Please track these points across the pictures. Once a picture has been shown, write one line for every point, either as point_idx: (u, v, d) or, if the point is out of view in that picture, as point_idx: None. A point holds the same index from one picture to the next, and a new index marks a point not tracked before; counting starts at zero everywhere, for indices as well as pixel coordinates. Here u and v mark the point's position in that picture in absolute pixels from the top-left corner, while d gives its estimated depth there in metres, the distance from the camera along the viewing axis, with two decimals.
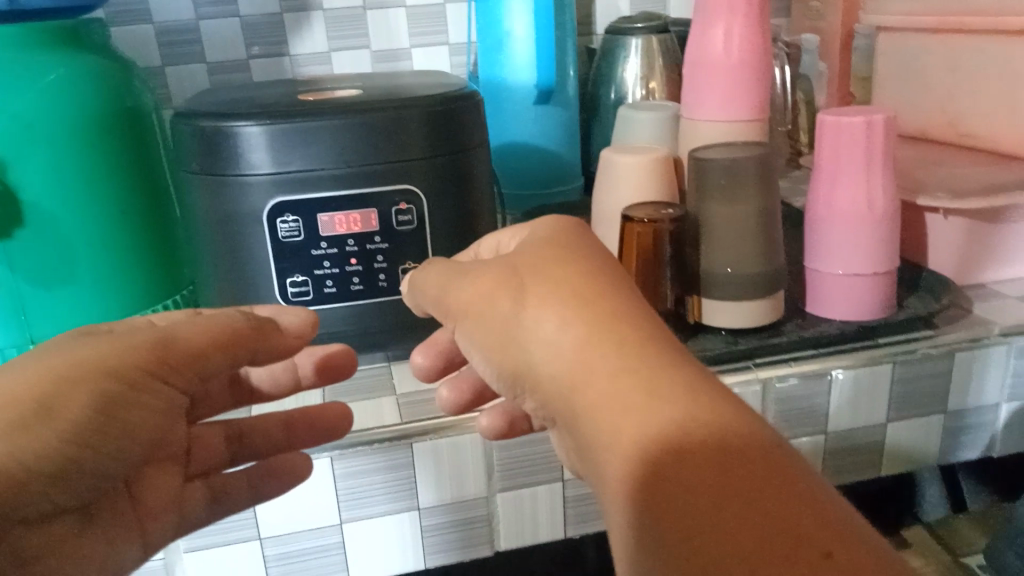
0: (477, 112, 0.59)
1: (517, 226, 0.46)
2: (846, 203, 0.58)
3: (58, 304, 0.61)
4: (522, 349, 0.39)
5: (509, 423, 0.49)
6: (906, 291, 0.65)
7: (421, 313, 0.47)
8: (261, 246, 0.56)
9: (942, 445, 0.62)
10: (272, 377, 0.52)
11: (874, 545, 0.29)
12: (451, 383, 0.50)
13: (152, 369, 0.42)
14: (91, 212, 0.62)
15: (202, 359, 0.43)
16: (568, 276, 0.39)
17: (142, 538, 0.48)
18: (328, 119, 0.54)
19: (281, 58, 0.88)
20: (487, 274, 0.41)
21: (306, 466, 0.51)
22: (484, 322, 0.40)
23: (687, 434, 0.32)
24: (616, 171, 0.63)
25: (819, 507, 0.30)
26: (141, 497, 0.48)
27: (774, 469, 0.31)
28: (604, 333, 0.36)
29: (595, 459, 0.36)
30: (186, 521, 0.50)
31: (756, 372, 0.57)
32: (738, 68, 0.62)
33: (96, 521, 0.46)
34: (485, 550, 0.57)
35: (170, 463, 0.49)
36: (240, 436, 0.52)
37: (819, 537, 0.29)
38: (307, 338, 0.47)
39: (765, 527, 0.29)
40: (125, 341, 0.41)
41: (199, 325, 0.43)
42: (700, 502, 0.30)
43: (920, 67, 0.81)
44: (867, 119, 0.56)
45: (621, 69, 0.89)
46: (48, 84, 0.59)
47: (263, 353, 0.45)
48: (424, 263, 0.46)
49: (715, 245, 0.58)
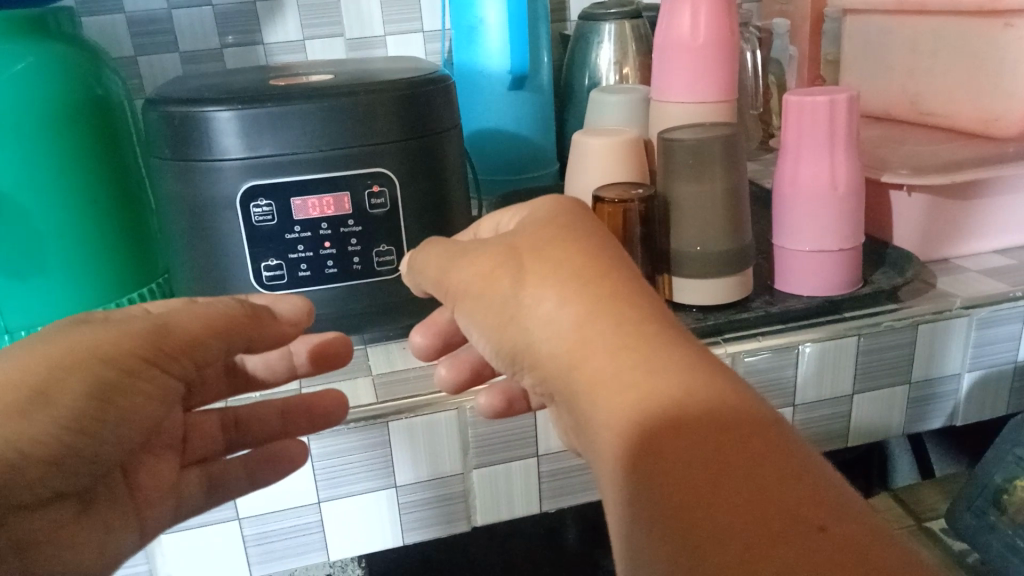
0: (447, 96, 0.60)
1: (517, 208, 0.46)
2: (812, 181, 0.59)
3: (32, 295, 0.62)
4: (521, 327, 0.39)
5: (508, 403, 0.50)
6: (872, 266, 0.66)
7: (417, 292, 0.47)
8: (235, 232, 0.57)
9: (907, 415, 0.64)
10: (268, 365, 0.52)
11: (865, 518, 0.30)
12: (449, 362, 0.51)
13: (148, 356, 0.42)
14: (63, 203, 0.62)
15: (199, 345, 0.43)
16: (561, 253, 0.39)
17: (139, 525, 0.49)
18: (300, 104, 0.54)
19: (254, 46, 0.88)
20: (486, 253, 0.41)
21: (293, 449, 0.51)
22: (483, 300, 0.40)
23: (686, 411, 0.33)
24: (587, 153, 0.64)
25: (814, 483, 0.31)
26: (139, 486, 0.49)
27: (771, 444, 0.32)
28: (604, 311, 0.37)
29: (592, 433, 0.36)
30: (183, 506, 0.51)
31: (725, 346, 0.59)
32: (705, 49, 0.63)
33: (94, 508, 0.46)
34: (462, 526, 0.58)
35: (167, 450, 0.50)
36: (236, 422, 0.53)
37: (812, 511, 0.30)
38: (303, 326, 0.47)
39: (761, 501, 0.30)
40: (122, 329, 0.41)
41: (197, 314, 0.43)
42: (697, 477, 0.31)
43: (886, 48, 0.83)
44: (830, 98, 0.57)
45: (595, 55, 0.90)
46: (16, 73, 0.59)
47: (260, 341, 0.45)
48: (422, 243, 0.45)
49: (682, 224, 0.59)
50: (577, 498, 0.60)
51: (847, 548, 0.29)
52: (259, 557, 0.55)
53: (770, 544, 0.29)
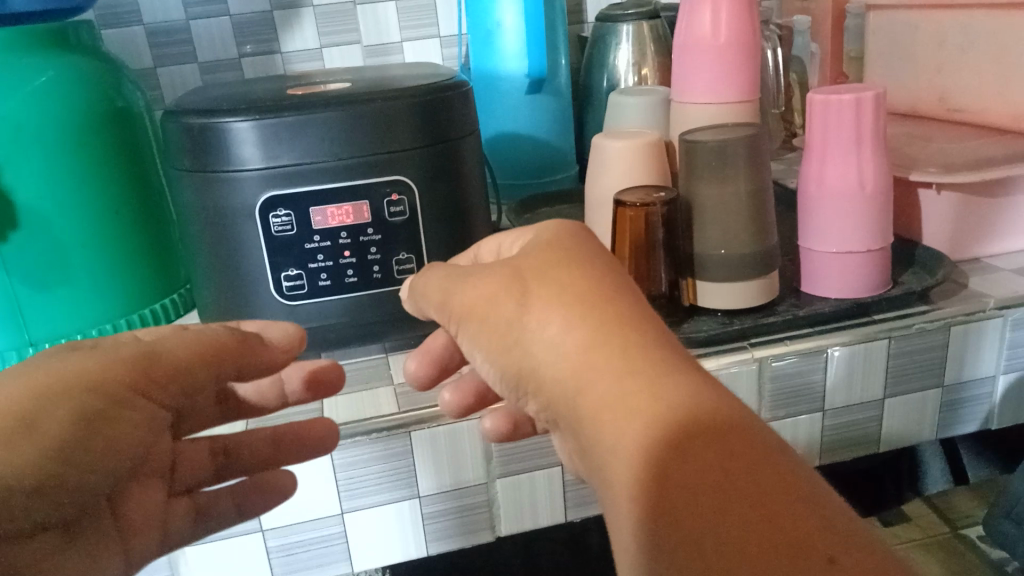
0: (464, 102, 0.60)
1: (520, 230, 0.45)
2: (839, 182, 0.58)
3: (55, 309, 0.62)
4: (526, 352, 0.38)
5: (514, 426, 0.50)
6: (901, 267, 0.65)
7: (421, 316, 0.46)
8: (254, 242, 0.56)
9: (941, 418, 0.62)
10: (259, 392, 0.51)
11: (880, 551, 0.30)
12: (453, 386, 0.50)
13: (136, 385, 0.43)
14: (86, 216, 0.62)
15: (188, 373, 0.44)
16: (575, 281, 0.39)
17: (126, 553, 0.47)
18: (318, 112, 0.54)
19: (272, 55, 0.89)
20: (491, 277, 0.40)
21: (290, 482, 0.51)
22: (488, 326, 0.39)
23: (692, 435, 0.32)
24: (607, 157, 0.63)
25: (823, 511, 0.30)
26: (126, 515, 0.47)
27: (781, 474, 0.31)
28: (605, 337, 0.36)
29: (598, 462, 0.36)
30: (170, 539, 0.49)
31: (751, 352, 0.58)
32: (726, 49, 0.62)
33: (79, 539, 0.45)
34: (486, 536, 0.57)
35: (156, 478, 0.49)
36: (226, 450, 0.52)
37: (823, 541, 0.29)
38: (294, 353, 0.46)
39: (771, 533, 0.29)
40: (110, 357, 0.42)
41: (187, 340, 0.44)
42: (703, 504, 0.31)
43: (911, 45, 0.81)
44: (856, 96, 0.56)
45: (613, 57, 0.89)
46: (37, 87, 0.60)
47: (249, 370, 0.45)
48: (423, 269, 0.45)
49: (705, 228, 0.58)
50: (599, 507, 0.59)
51: None
52: (282, 567, 0.55)
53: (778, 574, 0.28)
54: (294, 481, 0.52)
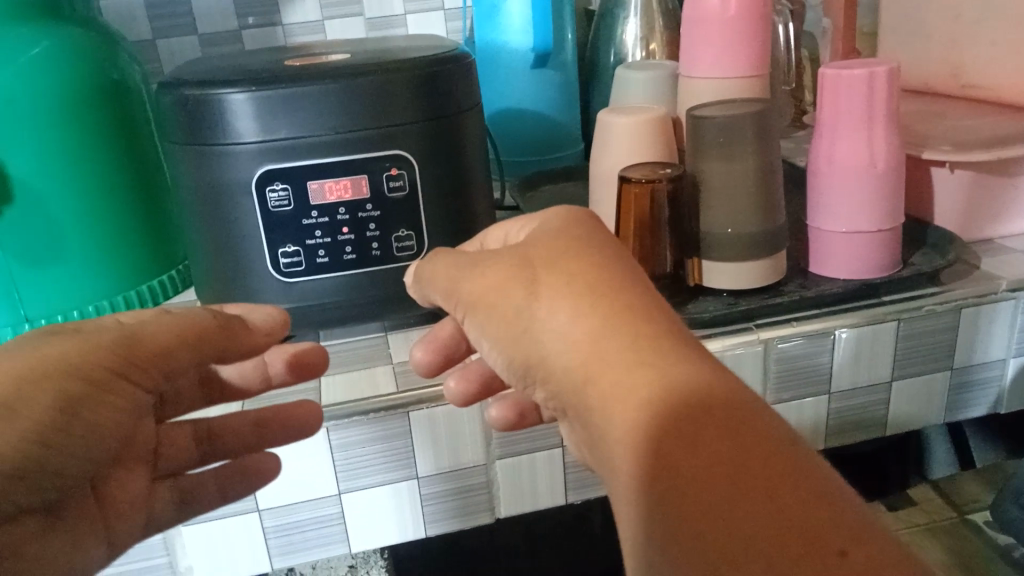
0: (467, 75, 0.58)
1: (525, 217, 0.44)
2: (850, 158, 0.56)
3: (49, 287, 0.61)
4: (535, 341, 0.37)
5: (519, 415, 0.49)
6: (912, 247, 0.64)
7: (424, 302, 0.46)
8: (250, 218, 0.55)
9: (949, 401, 0.61)
10: (242, 375, 0.50)
11: (893, 544, 0.29)
12: (459, 374, 0.49)
13: (116, 367, 0.42)
14: (82, 193, 0.61)
15: (167, 355, 0.43)
16: (579, 267, 0.38)
17: (108, 537, 0.47)
18: (316, 84, 0.53)
19: (273, 27, 0.87)
20: (498, 263, 0.39)
21: (273, 462, 0.50)
22: (496, 313, 0.39)
23: (703, 424, 0.31)
24: (612, 133, 0.61)
25: (835, 505, 0.30)
26: (108, 497, 0.47)
27: (792, 465, 0.31)
28: (615, 323, 0.35)
29: (606, 449, 0.35)
30: (155, 522, 0.49)
31: (757, 333, 0.57)
32: (736, 24, 0.60)
33: (62, 521, 0.45)
34: (485, 518, 0.56)
35: (137, 462, 0.48)
36: (210, 434, 0.51)
37: (835, 535, 0.29)
38: (277, 335, 0.46)
39: (782, 527, 0.29)
40: (89, 341, 0.41)
41: (167, 323, 0.43)
42: (713, 496, 0.30)
43: (925, 19, 0.79)
44: (869, 70, 0.54)
45: (621, 31, 0.87)
46: (30, 59, 0.58)
47: (231, 353, 0.44)
48: (428, 253, 0.44)
49: (713, 205, 0.57)
50: (600, 489, 0.58)
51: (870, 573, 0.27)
52: (278, 548, 0.54)
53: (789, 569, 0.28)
54: (276, 461, 0.51)
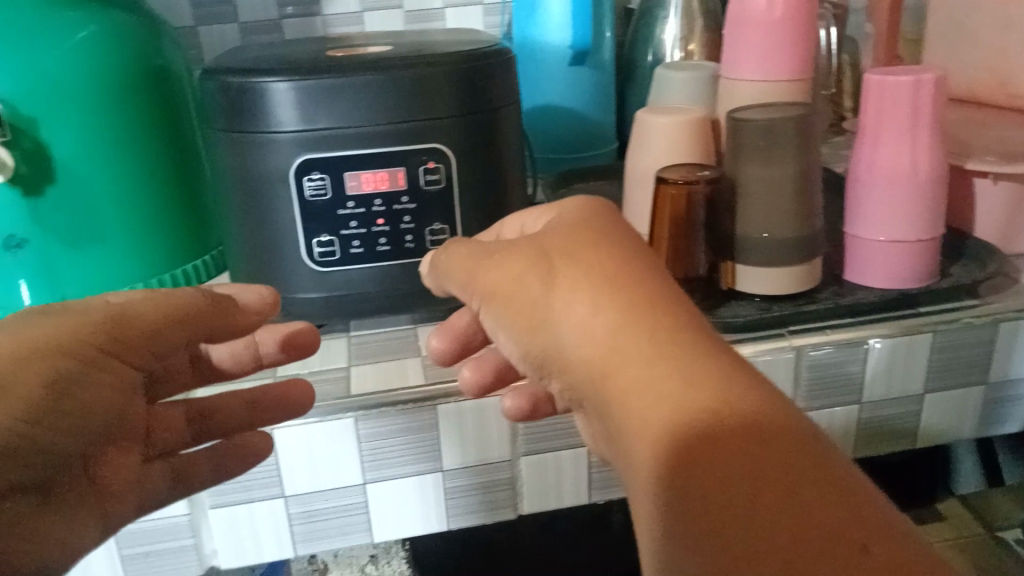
0: (506, 70, 0.58)
1: (543, 207, 0.44)
2: (891, 165, 0.55)
3: (85, 267, 0.62)
4: (553, 333, 0.38)
5: (533, 406, 0.49)
6: (950, 259, 0.62)
7: (440, 291, 0.45)
8: (288, 207, 0.56)
9: (982, 416, 0.60)
10: (233, 355, 0.51)
11: (912, 536, 0.29)
12: (473, 364, 0.49)
13: (107, 347, 0.44)
14: (121, 174, 0.62)
15: (159, 334, 0.46)
16: (601, 263, 0.38)
17: (102, 517, 0.49)
18: (358, 75, 0.53)
19: (313, 17, 0.87)
20: (514, 255, 0.40)
21: (267, 442, 0.51)
22: (514, 304, 0.39)
23: (722, 420, 0.31)
24: (650, 132, 0.61)
25: (856, 499, 0.30)
26: (102, 478, 0.49)
27: (812, 460, 0.30)
28: (636, 318, 0.35)
29: (624, 445, 0.35)
30: (148, 501, 0.50)
31: (790, 340, 0.56)
32: (780, 27, 0.60)
33: (55, 499, 0.46)
34: (508, 514, 0.57)
35: (130, 442, 0.50)
36: (201, 413, 0.52)
37: (855, 530, 0.28)
38: (268, 315, 0.48)
39: (802, 523, 0.29)
40: (80, 319, 0.43)
41: (158, 303, 0.45)
42: (734, 494, 0.30)
43: (973, 26, 0.78)
44: (915, 77, 0.53)
45: (660, 31, 0.87)
46: (77, 42, 0.59)
47: (223, 332, 0.47)
48: (445, 244, 0.44)
49: (750, 208, 0.56)
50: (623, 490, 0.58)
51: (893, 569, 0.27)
52: (301, 536, 0.55)
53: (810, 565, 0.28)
54: (271, 441, 0.51)
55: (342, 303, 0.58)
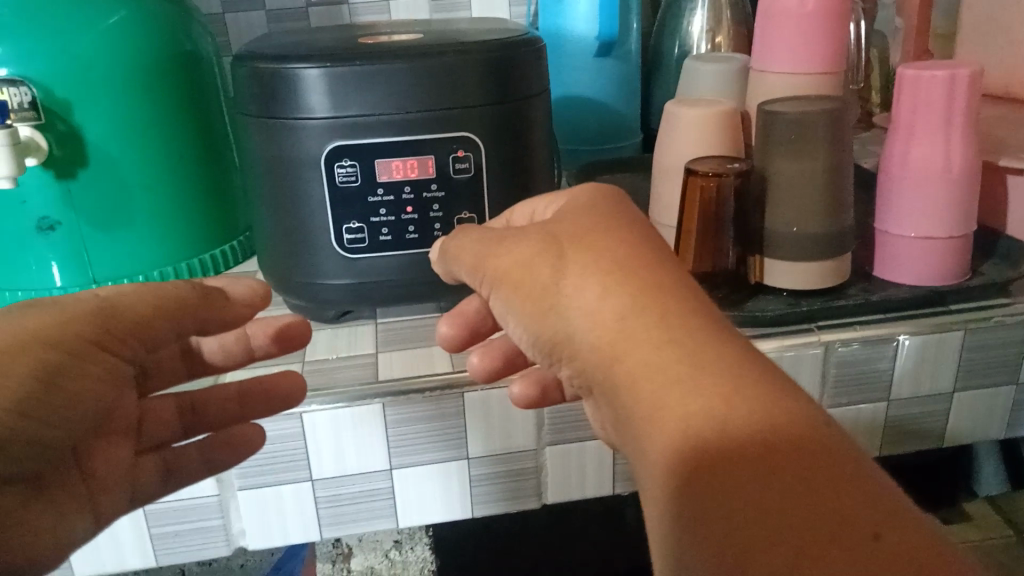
0: (536, 60, 0.58)
1: (552, 194, 0.44)
2: (922, 161, 0.55)
3: (115, 249, 0.63)
4: (563, 318, 0.37)
5: (542, 392, 0.49)
6: (981, 257, 0.62)
7: (450, 278, 0.46)
8: (317, 193, 0.56)
9: (1010, 416, 0.60)
10: (223, 348, 0.51)
11: (922, 523, 0.29)
12: (482, 351, 0.49)
13: (98, 340, 0.44)
14: (151, 158, 0.62)
15: (148, 326, 0.45)
16: (614, 250, 0.37)
17: (94, 510, 0.48)
18: (391, 63, 0.53)
19: (338, 5, 0.87)
20: (525, 242, 0.39)
21: (258, 436, 0.52)
22: (524, 289, 0.39)
23: (732, 407, 0.31)
24: (677, 124, 0.60)
25: (868, 488, 0.30)
26: (94, 472, 0.48)
27: (824, 448, 0.30)
28: (644, 304, 0.35)
29: (633, 431, 0.35)
30: (139, 493, 0.51)
31: (819, 335, 0.56)
32: (812, 19, 0.59)
33: (47, 493, 0.46)
34: (532, 503, 0.57)
35: (121, 435, 0.49)
36: (192, 406, 0.52)
37: (867, 517, 0.28)
38: (258, 305, 0.47)
39: (813, 510, 0.29)
40: (69, 310, 0.43)
41: (146, 293, 0.45)
42: (744, 481, 0.30)
43: None
44: (950, 72, 0.53)
45: (687, 23, 0.86)
46: (109, 27, 0.59)
47: (212, 322, 0.46)
48: (454, 231, 0.44)
49: (779, 202, 0.56)
50: None
51: (904, 557, 0.27)
52: (328, 519, 0.55)
53: (819, 551, 0.28)
54: (262, 435, 0.52)
55: (368, 290, 0.58)
